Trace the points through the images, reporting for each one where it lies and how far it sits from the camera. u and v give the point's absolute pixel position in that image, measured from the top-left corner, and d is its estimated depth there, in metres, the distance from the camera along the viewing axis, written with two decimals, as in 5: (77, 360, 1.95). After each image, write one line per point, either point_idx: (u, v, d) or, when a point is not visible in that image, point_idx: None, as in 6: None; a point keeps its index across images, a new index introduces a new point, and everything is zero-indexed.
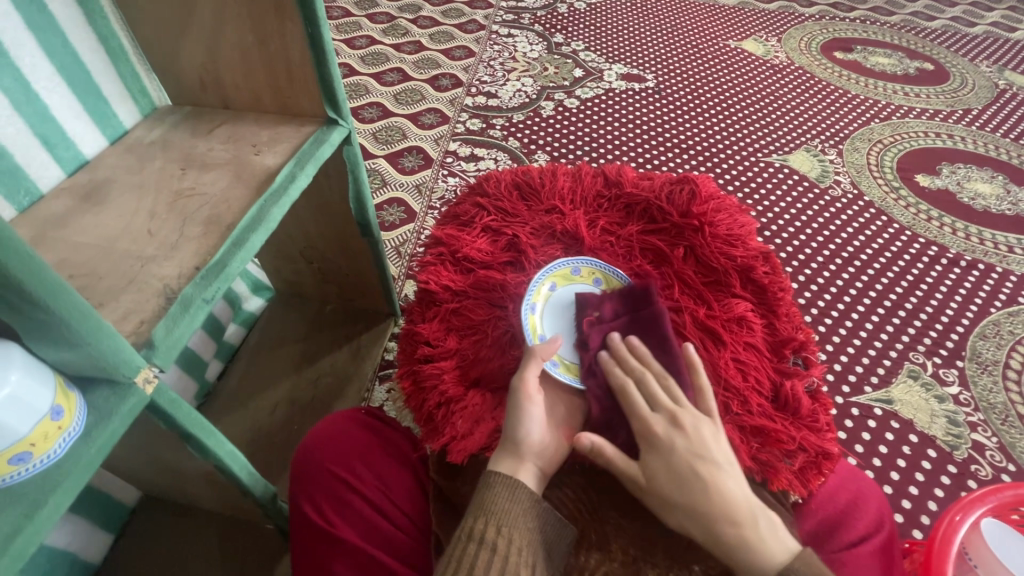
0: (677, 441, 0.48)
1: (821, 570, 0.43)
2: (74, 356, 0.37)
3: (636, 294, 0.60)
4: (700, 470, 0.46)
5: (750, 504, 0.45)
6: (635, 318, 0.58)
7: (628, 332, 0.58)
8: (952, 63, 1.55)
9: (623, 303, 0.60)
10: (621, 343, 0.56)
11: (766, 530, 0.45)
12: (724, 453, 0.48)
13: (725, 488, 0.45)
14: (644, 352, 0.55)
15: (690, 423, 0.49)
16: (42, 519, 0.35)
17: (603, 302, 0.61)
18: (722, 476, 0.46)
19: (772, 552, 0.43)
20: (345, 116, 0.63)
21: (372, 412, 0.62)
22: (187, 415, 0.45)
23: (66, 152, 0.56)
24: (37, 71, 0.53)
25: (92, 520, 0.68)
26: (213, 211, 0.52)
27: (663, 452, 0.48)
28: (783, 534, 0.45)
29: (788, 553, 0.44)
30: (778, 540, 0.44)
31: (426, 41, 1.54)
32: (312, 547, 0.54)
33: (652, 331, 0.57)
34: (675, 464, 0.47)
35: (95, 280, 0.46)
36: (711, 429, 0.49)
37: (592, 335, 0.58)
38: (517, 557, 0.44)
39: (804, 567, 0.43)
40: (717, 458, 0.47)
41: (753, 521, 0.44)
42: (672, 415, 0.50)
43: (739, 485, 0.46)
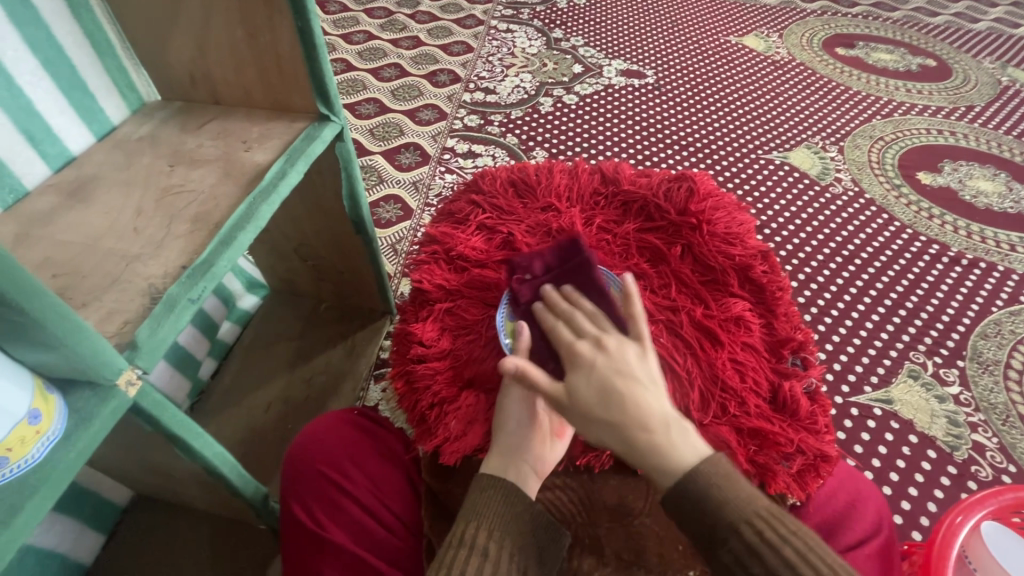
0: (597, 358, 0.47)
1: (731, 474, 0.39)
2: (53, 358, 0.36)
3: (566, 245, 0.58)
4: (616, 381, 0.44)
5: (665, 412, 0.43)
6: (566, 269, 0.57)
7: (560, 283, 0.57)
8: (954, 59, 1.54)
9: (552, 258, 0.59)
10: (553, 292, 0.55)
11: (679, 437, 0.41)
12: (648, 369, 0.46)
13: (638, 397, 0.43)
14: (575, 296, 0.55)
15: (614, 343, 0.48)
16: (18, 525, 0.34)
17: (532, 259, 0.59)
18: (637, 386, 0.44)
19: (680, 456, 0.40)
20: (337, 111, 0.62)
21: (363, 412, 0.62)
22: (173, 417, 0.44)
23: (51, 148, 0.55)
24: (21, 65, 0.52)
25: (82, 521, 0.68)
26: (201, 208, 0.51)
27: (583, 369, 0.46)
28: (696, 440, 0.42)
29: (698, 456, 0.40)
30: (690, 446, 0.41)
31: (424, 36, 1.53)
32: (302, 549, 0.53)
33: (585, 278, 0.56)
34: (592, 378, 0.45)
35: (79, 279, 0.45)
36: (636, 348, 0.47)
37: (522, 291, 0.57)
38: (508, 563, 0.44)
39: (712, 469, 0.39)
40: (636, 371, 0.45)
41: (664, 426, 0.42)
42: (596, 338, 0.49)
43: (658, 397, 0.44)
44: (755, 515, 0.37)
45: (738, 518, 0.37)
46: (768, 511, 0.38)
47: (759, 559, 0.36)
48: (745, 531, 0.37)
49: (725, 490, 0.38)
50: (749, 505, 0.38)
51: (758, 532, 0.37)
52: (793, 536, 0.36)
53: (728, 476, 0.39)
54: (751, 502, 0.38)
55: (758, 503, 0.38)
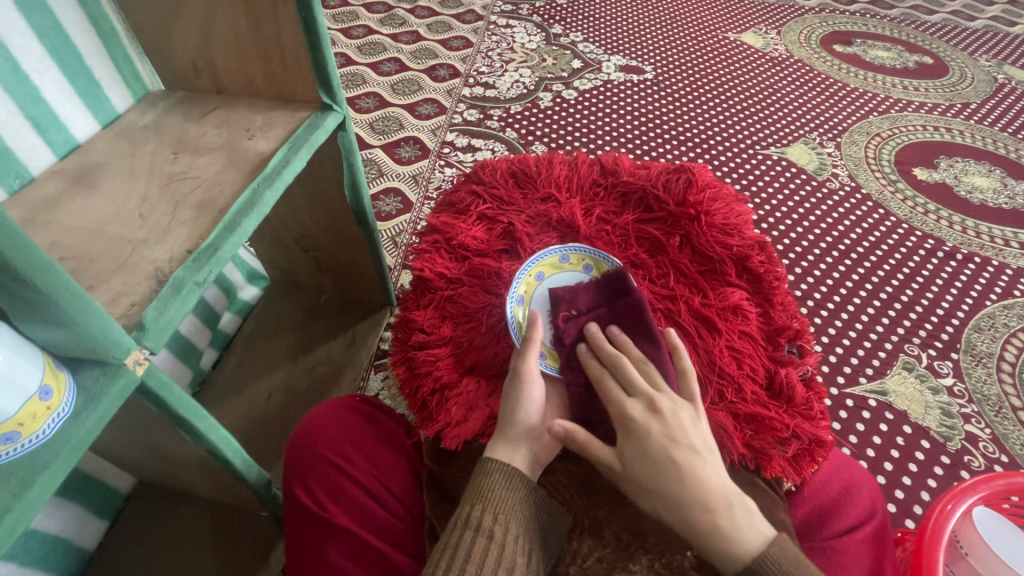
0: (654, 426, 0.47)
1: (797, 557, 0.42)
2: (63, 336, 0.37)
3: (612, 282, 0.58)
4: (676, 455, 0.45)
5: (727, 489, 0.44)
6: (613, 309, 0.57)
7: (607, 323, 0.57)
8: (951, 57, 1.55)
9: (598, 294, 0.59)
10: (600, 334, 0.55)
11: (741, 518, 0.43)
12: (703, 438, 0.47)
13: (701, 474, 0.44)
14: (625, 342, 0.54)
15: (669, 408, 0.48)
16: (30, 498, 0.35)
17: (577, 294, 0.59)
18: (698, 462, 0.45)
19: (746, 539, 0.42)
20: (339, 101, 0.62)
21: (366, 399, 0.62)
22: (179, 399, 0.45)
23: (57, 136, 0.56)
24: (27, 52, 0.52)
25: (86, 508, 0.68)
26: (205, 195, 0.52)
27: (640, 438, 0.46)
28: (759, 519, 0.44)
29: (764, 538, 0.42)
30: (755, 527, 0.43)
31: (424, 31, 1.53)
32: (305, 530, 0.54)
33: (633, 322, 0.56)
34: (650, 451, 0.45)
35: (86, 263, 0.45)
36: (690, 414, 0.48)
37: (567, 330, 0.58)
38: (513, 544, 0.44)
39: (780, 554, 0.41)
40: (694, 442, 0.46)
41: (728, 506, 0.43)
42: (650, 400, 0.48)
43: (717, 472, 0.45)
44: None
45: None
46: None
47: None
48: None
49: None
50: None
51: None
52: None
53: (796, 562, 0.41)
54: None
55: None
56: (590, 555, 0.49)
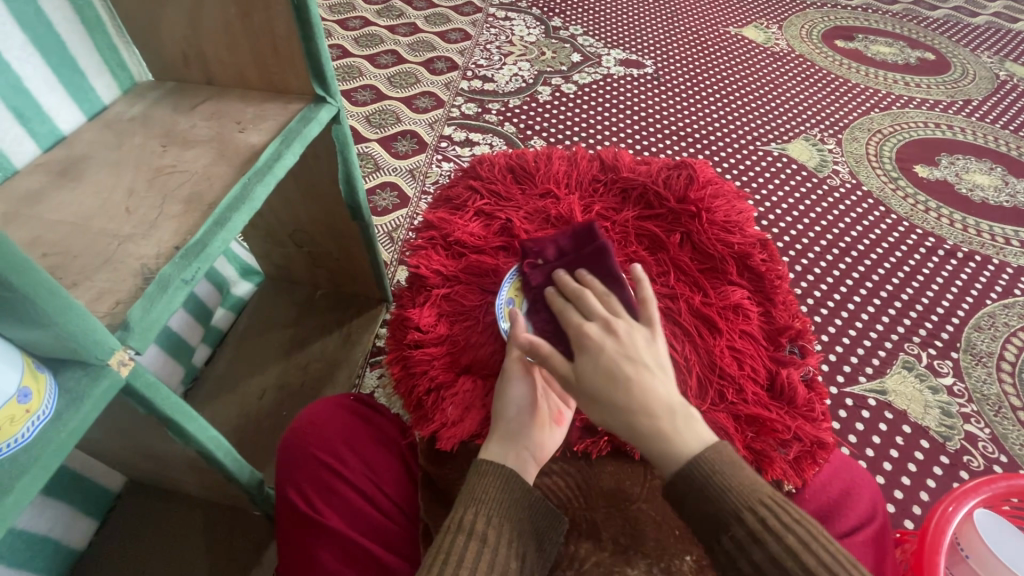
0: (607, 342, 0.46)
1: (735, 461, 0.39)
2: (43, 336, 0.35)
3: (580, 234, 0.59)
4: (624, 367, 0.44)
5: (672, 399, 0.42)
6: (579, 255, 0.57)
7: (573, 268, 0.56)
8: (953, 53, 1.53)
9: (566, 244, 0.59)
10: (566, 275, 0.54)
11: (683, 426, 0.41)
12: (657, 356, 0.45)
13: (646, 384, 0.43)
14: (589, 279, 0.53)
15: (624, 328, 0.47)
16: (8, 504, 0.34)
17: (545, 245, 0.59)
18: (646, 374, 0.43)
19: (684, 442, 0.40)
20: (334, 93, 0.61)
21: (359, 398, 0.61)
22: (166, 399, 0.43)
23: (41, 127, 0.54)
24: (9, 40, 0.50)
25: (74, 506, 0.67)
26: (194, 188, 0.50)
27: (592, 353, 0.45)
28: (702, 428, 0.41)
29: (703, 443, 0.40)
30: (695, 434, 0.41)
31: (421, 23, 1.51)
32: (298, 534, 0.52)
33: (600, 264, 0.55)
34: (600, 362, 0.45)
35: (69, 259, 0.44)
36: (647, 335, 0.47)
37: (534, 275, 0.57)
38: (508, 548, 0.43)
39: (715, 456, 0.39)
40: (645, 358, 0.45)
41: (669, 412, 0.42)
42: (606, 321, 0.48)
43: (666, 386, 0.43)
44: (758, 501, 0.37)
45: (741, 504, 0.37)
46: (771, 497, 0.38)
47: (759, 542, 0.36)
48: (747, 516, 0.37)
49: (728, 476, 0.38)
50: (752, 491, 0.38)
51: (760, 519, 0.36)
52: (793, 523, 0.36)
53: (733, 465, 0.39)
54: (752, 488, 0.38)
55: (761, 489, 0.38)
56: (587, 558, 0.47)
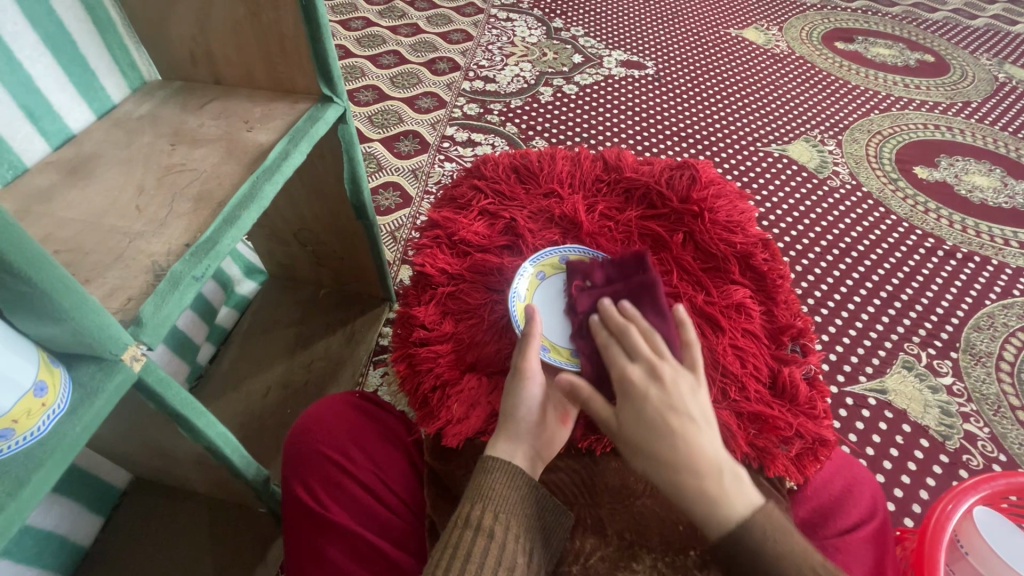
0: (653, 391, 0.46)
1: (781, 525, 0.41)
2: (58, 331, 0.36)
3: (630, 262, 0.59)
4: (672, 421, 0.44)
5: (719, 457, 0.43)
6: (627, 284, 0.57)
7: (620, 297, 0.56)
8: (952, 55, 1.54)
9: (615, 271, 0.59)
10: (611, 306, 0.54)
11: (730, 486, 0.42)
12: (702, 407, 0.46)
13: (694, 441, 0.43)
14: (633, 312, 0.53)
15: (670, 375, 0.47)
16: (25, 497, 0.34)
17: (595, 268, 0.60)
18: (694, 430, 0.44)
19: (732, 505, 0.42)
20: (340, 93, 0.61)
21: (366, 396, 0.62)
22: (178, 395, 0.44)
23: (51, 125, 0.54)
24: (21, 39, 0.51)
25: (80, 503, 0.67)
26: (203, 186, 0.51)
27: (637, 401, 0.46)
28: (747, 488, 0.43)
29: (749, 506, 0.42)
30: (741, 495, 0.42)
31: (423, 24, 1.51)
32: (304, 528, 0.53)
33: (646, 296, 0.55)
34: (646, 413, 0.45)
35: (81, 255, 0.45)
36: (691, 382, 0.47)
37: (581, 300, 0.57)
38: (515, 544, 0.43)
39: (765, 522, 0.41)
40: (691, 410, 0.45)
41: (717, 472, 0.42)
42: (651, 366, 0.48)
43: (713, 441, 0.44)
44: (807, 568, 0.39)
45: (793, 572, 0.39)
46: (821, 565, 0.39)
47: None
48: None
49: (776, 541, 0.40)
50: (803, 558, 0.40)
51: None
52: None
53: (781, 530, 0.41)
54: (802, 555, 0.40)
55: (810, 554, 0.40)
56: (593, 554, 0.48)
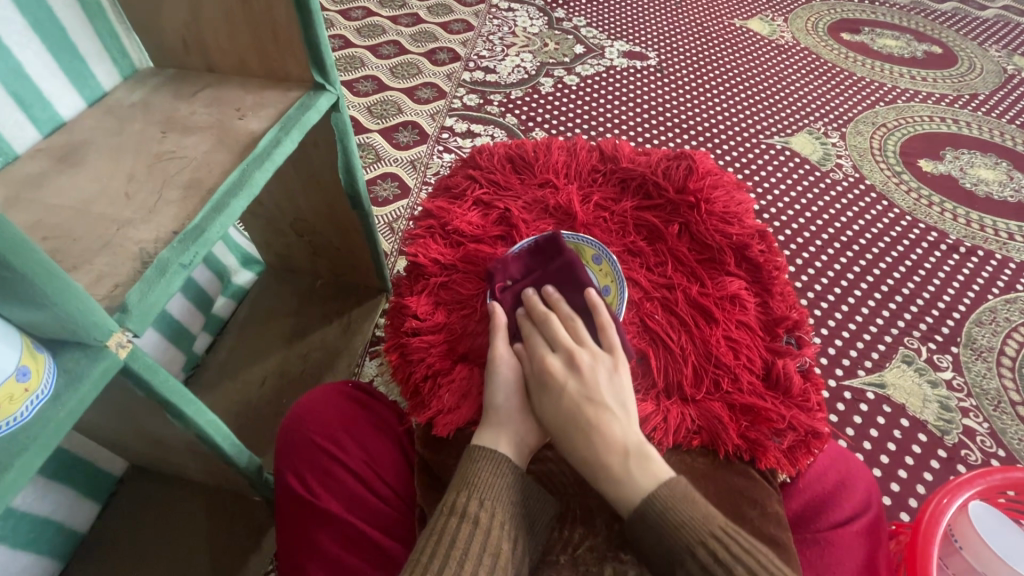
0: (569, 381, 0.49)
1: (687, 495, 0.42)
2: (42, 316, 0.36)
3: (542, 248, 0.60)
4: (584, 408, 0.47)
5: (627, 439, 0.46)
6: (546, 271, 0.58)
7: (542, 285, 0.58)
8: (960, 46, 1.52)
9: (530, 261, 0.60)
10: (535, 296, 0.56)
11: (635, 464, 0.44)
12: (616, 391, 0.49)
13: (602, 425, 0.46)
14: (555, 297, 0.56)
15: (587, 363, 0.50)
16: (8, 481, 0.34)
17: (510, 262, 0.59)
18: (605, 416, 0.47)
19: (637, 482, 0.43)
20: (333, 81, 0.61)
21: (359, 386, 0.61)
22: (164, 381, 0.44)
23: (41, 112, 0.54)
24: (8, 24, 0.50)
25: (76, 490, 0.68)
26: (193, 174, 0.50)
27: (554, 392, 0.49)
28: (655, 465, 0.44)
29: (655, 480, 0.43)
30: (648, 473, 0.44)
31: (424, 14, 1.50)
32: (297, 520, 0.53)
33: (566, 278, 0.57)
34: (562, 404, 0.48)
35: (70, 242, 0.44)
36: (608, 367, 0.50)
37: (505, 299, 0.58)
38: (500, 532, 0.43)
39: (669, 494, 0.42)
40: (604, 397, 0.48)
41: (622, 454, 0.45)
42: (570, 356, 0.51)
43: (623, 425, 0.47)
44: (703, 536, 0.40)
45: (691, 539, 0.40)
46: (714, 531, 0.40)
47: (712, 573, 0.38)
48: (699, 551, 0.39)
49: (679, 512, 0.41)
50: (705, 524, 0.40)
51: (711, 552, 0.39)
52: (743, 554, 0.39)
53: (685, 499, 0.42)
54: (702, 520, 0.41)
55: (712, 521, 0.41)
56: (581, 543, 0.48)
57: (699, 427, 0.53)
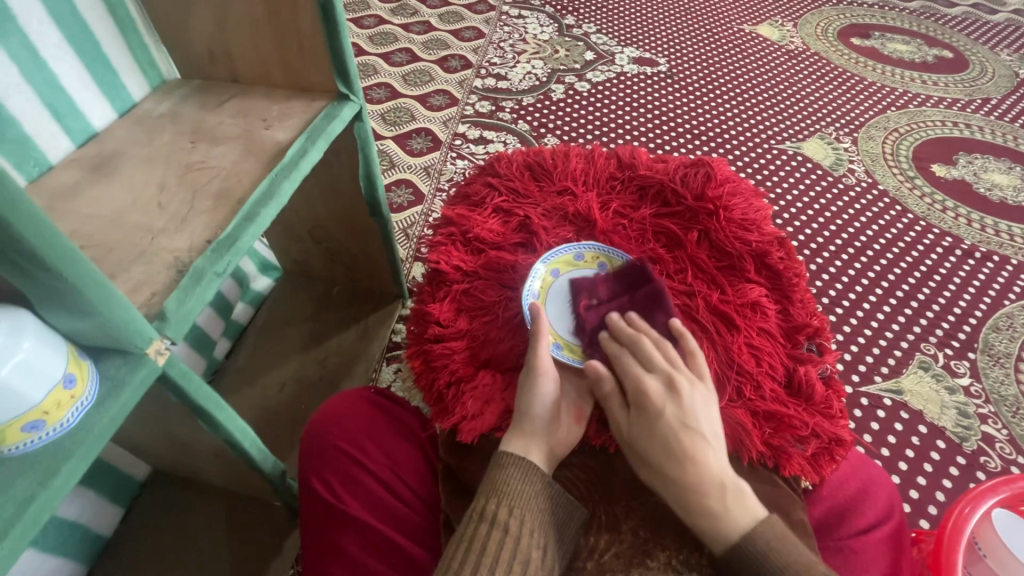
0: (668, 406, 0.48)
1: (786, 537, 0.42)
2: (86, 324, 0.37)
3: (632, 274, 0.60)
4: (685, 436, 0.46)
5: (726, 473, 0.45)
6: (633, 297, 0.58)
7: (627, 310, 0.58)
8: (971, 51, 1.52)
9: (618, 285, 0.60)
10: (619, 319, 0.56)
11: (733, 500, 0.44)
12: (713, 421, 0.48)
13: (703, 456, 0.45)
14: (641, 323, 0.56)
15: (685, 389, 0.49)
16: (55, 486, 0.35)
17: (599, 284, 0.60)
18: (705, 446, 0.46)
19: (735, 520, 0.43)
20: (356, 91, 0.62)
21: (380, 391, 0.62)
22: (199, 388, 0.45)
23: (75, 124, 0.55)
24: (45, 39, 0.52)
25: (101, 494, 0.68)
26: (223, 184, 0.51)
27: (652, 416, 0.47)
28: (752, 503, 0.44)
29: (754, 519, 0.43)
30: (746, 511, 0.44)
31: (435, 21, 1.51)
32: (322, 526, 0.54)
33: (654, 306, 0.57)
34: (660, 429, 0.47)
35: (106, 251, 0.45)
36: (705, 395, 0.49)
37: (588, 318, 0.58)
38: (530, 540, 0.43)
39: (770, 534, 0.42)
40: (703, 426, 0.47)
41: (722, 488, 0.44)
42: (667, 380, 0.49)
43: (721, 458, 0.46)
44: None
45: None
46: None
47: None
48: None
49: (781, 555, 0.41)
50: (809, 569, 0.41)
51: None
52: None
53: (786, 540, 0.42)
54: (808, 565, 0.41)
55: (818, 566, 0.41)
56: (607, 550, 0.48)
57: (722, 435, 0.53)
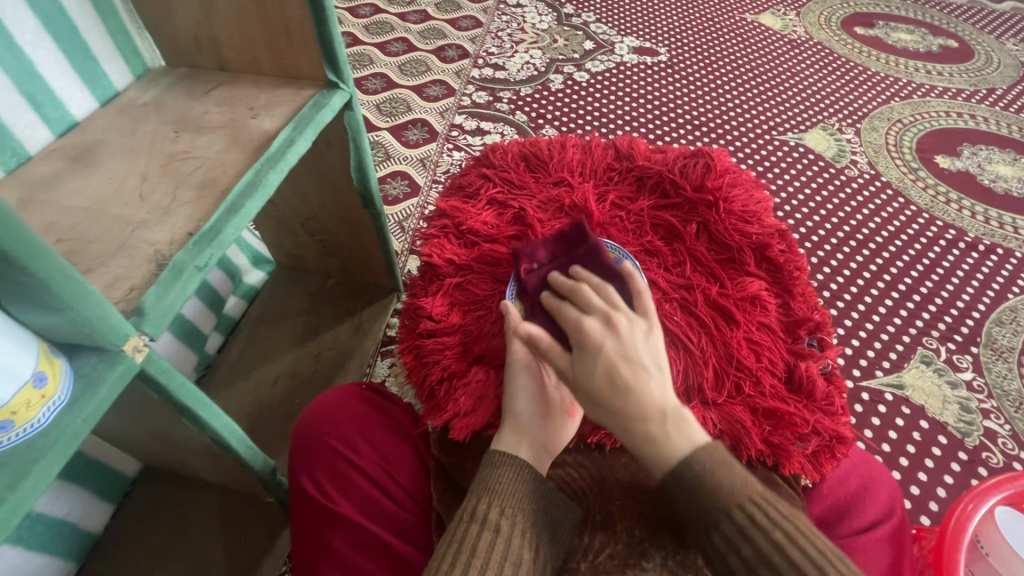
0: (607, 341, 0.45)
1: (724, 460, 0.42)
2: (58, 320, 0.35)
3: (570, 236, 0.57)
4: (625, 370, 0.44)
5: (667, 401, 0.43)
6: (571, 256, 0.56)
7: (566, 269, 0.55)
8: (977, 40, 1.49)
9: (557, 247, 0.58)
10: (560, 275, 0.53)
11: (674, 427, 0.43)
12: (654, 354, 0.46)
13: (644, 387, 0.43)
14: (583, 273, 0.52)
15: (625, 326, 0.46)
16: (25, 489, 0.34)
17: (538, 248, 0.58)
18: (646, 377, 0.44)
19: (675, 446, 0.42)
20: (346, 79, 0.60)
21: (372, 387, 0.61)
22: (180, 385, 0.43)
23: (54, 112, 0.54)
24: (21, 24, 0.50)
25: (90, 490, 0.67)
26: (208, 174, 0.50)
27: (592, 353, 0.45)
28: (693, 429, 0.43)
29: (693, 446, 0.42)
30: (686, 437, 0.43)
31: (432, 11, 1.49)
32: (311, 524, 0.53)
33: (593, 263, 0.54)
34: (599, 366, 0.44)
35: (85, 244, 0.44)
36: (645, 330, 0.47)
37: (529, 281, 0.56)
38: (520, 539, 0.42)
39: (706, 457, 0.42)
40: (644, 360, 0.45)
41: (662, 415, 0.43)
42: (607, 318, 0.47)
43: (663, 388, 0.44)
44: (744, 497, 0.40)
45: (732, 502, 0.40)
46: (756, 495, 0.40)
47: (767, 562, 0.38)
48: (737, 514, 0.39)
49: (717, 474, 0.41)
50: (743, 488, 0.41)
51: (749, 514, 0.39)
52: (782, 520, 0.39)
53: (723, 463, 0.42)
54: (740, 482, 0.41)
55: (751, 487, 0.41)
56: (602, 550, 0.47)
57: (720, 432, 0.52)
